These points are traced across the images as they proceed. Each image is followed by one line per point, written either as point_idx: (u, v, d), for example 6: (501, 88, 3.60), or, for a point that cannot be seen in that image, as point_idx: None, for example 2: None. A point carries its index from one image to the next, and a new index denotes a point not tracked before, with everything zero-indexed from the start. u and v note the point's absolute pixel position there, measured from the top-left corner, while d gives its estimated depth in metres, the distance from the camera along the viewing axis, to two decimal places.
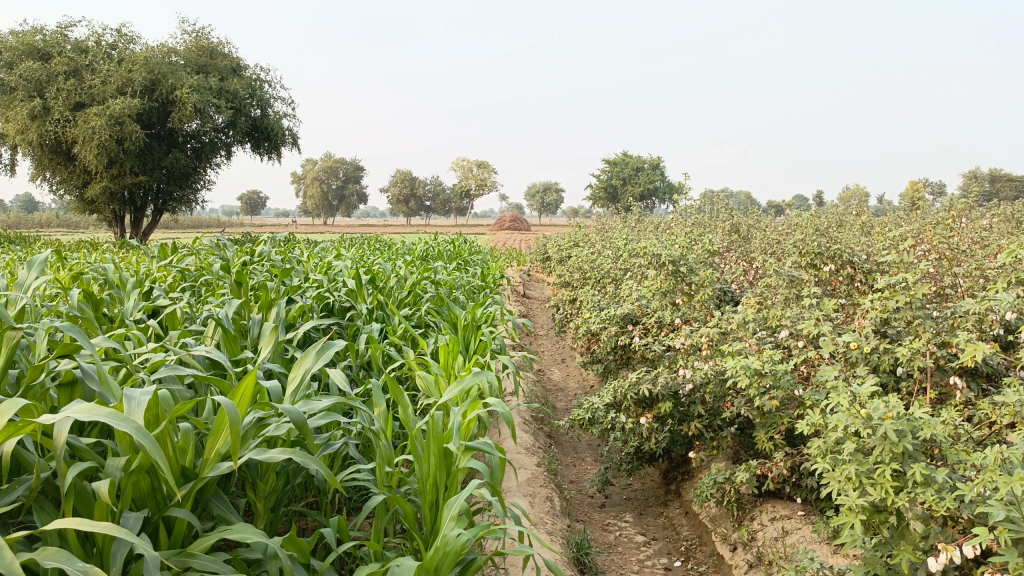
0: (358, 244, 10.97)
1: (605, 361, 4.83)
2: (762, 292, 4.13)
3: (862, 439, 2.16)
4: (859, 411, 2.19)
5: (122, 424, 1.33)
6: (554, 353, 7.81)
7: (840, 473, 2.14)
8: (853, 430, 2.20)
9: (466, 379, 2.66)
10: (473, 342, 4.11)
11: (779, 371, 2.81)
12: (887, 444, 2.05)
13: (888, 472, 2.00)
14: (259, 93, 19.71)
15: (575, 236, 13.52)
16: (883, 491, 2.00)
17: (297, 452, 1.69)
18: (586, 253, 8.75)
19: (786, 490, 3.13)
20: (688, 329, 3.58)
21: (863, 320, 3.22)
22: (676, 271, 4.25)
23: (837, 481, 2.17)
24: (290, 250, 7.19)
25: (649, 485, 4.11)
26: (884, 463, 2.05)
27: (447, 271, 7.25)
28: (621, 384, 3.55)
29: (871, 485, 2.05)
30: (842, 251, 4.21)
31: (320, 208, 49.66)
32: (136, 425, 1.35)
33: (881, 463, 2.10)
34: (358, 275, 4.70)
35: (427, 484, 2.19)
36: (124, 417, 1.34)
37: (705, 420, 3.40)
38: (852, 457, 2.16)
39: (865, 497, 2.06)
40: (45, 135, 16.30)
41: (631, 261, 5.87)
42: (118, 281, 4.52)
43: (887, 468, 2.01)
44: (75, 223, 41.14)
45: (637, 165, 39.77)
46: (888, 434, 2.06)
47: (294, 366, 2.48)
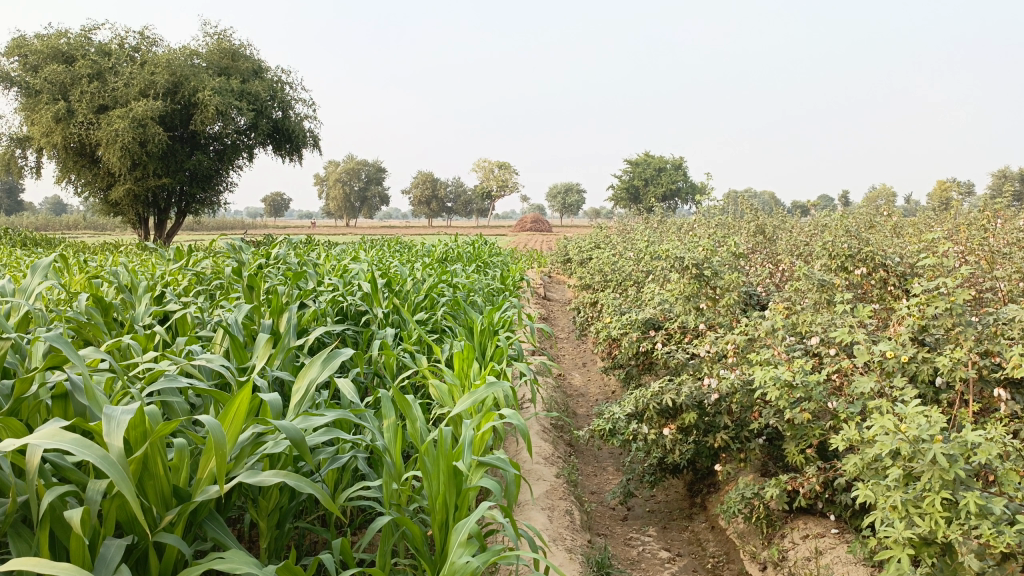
0: (378, 246, 10.89)
1: (626, 366, 4.69)
2: (790, 297, 3.96)
3: (907, 463, 2.01)
4: (901, 431, 2.04)
5: (85, 453, 1.22)
6: (575, 357, 7.67)
7: (885, 501, 2.00)
8: (895, 450, 2.05)
9: (479, 390, 2.53)
10: (491, 348, 3.99)
11: (812, 383, 2.65)
12: (936, 470, 1.90)
13: (938, 502, 1.87)
14: (281, 95, 19.76)
15: (596, 237, 13.36)
16: (933, 523, 1.89)
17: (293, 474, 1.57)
18: (607, 255, 8.60)
19: (819, 507, 2.97)
20: (713, 336, 3.43)
21: (899, 327, 3.05)
22: (700, 274, 4.09)
23: (881, 510, 2.04)
24: (308, 253, 7.12)
25: (673, 497, 3.96)
26: (933, 491, 1.90)
27: (465, 274, 7.14)
28: (643, 393, 3.40)
29: (919, 516, 1.93)
30: (875, 254, 4.04)
31: (342, 210, 49.86)
32: (103, 453, 1.25)
33: (928, 489, 1.95)
34: (373, 279, 4.59)
35: (436, 503, 2.07)
36: (89, 445, 1.24)
37: (732, 431, 3.24)
38: (897, 484, 2.01)
39: (912, 529, 1.94)
40: (70, 139, 16.45)
41: (654, 264, 5.72)
42: (130, 285, 4.45)
43: (937, 498, 1.87)
44: (101, 226, 41.67)
45: (659, 166, 39.46)
46: (937, 459, 1.91)
47: (299, 377, 2.37)
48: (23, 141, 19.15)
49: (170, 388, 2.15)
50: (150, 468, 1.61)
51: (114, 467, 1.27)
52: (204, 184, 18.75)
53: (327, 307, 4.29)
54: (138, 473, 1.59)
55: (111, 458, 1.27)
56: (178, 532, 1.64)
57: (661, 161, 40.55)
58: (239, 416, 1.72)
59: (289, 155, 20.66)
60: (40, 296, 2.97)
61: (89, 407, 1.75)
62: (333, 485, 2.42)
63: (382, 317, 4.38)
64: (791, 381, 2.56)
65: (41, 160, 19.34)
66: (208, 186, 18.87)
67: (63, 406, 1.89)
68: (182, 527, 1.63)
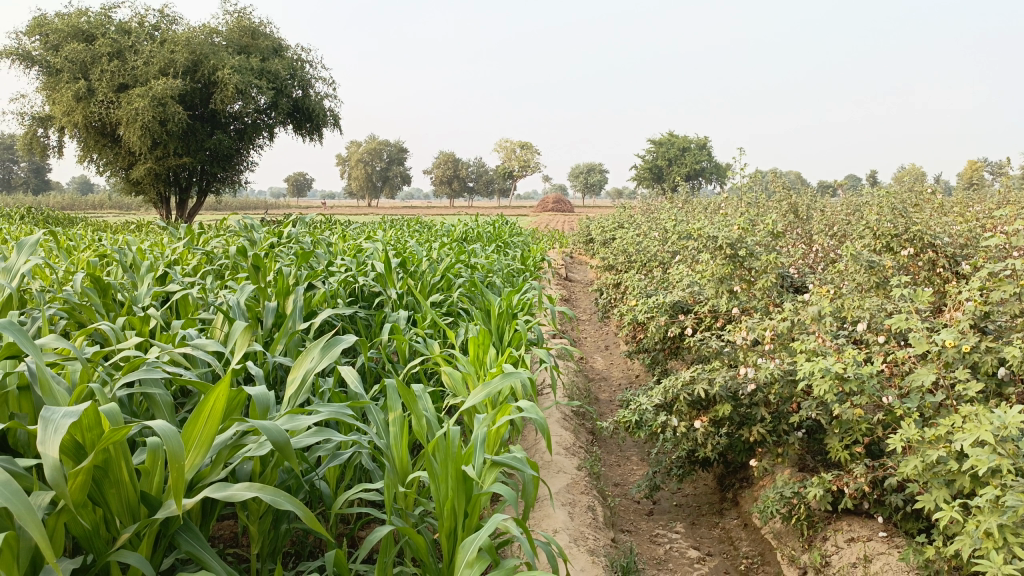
0: (396, 225, 10.69)
1: (652, 351, 4.43)
2: (832, 279, 3.68)
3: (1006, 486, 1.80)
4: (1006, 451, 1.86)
5: None
6: (597, 340, 7.43)
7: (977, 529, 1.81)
8: (987, 465, 1.80)
9: (493, 381, 2.30)
10: (509, 333, 3.75)
11: (865, 376, 2.39)
12: None
13: None
14: (301, 73, 19.56)
15: (620, 217, 13.06)
16: None
17: (267, 486, 1.33)
18: (631, 235, 8.33)
19: (865, 507, 2.72)
20: (750, 322, 3.16)
21: (958, 313, 2.77)
22: (734, 254, 3.81)
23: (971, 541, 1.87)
24: (322, 232, 6.91)
25: (702, 491, 3.73)
26: None
27: (485, 255, 6.90)
28: (672, 382, 3.14)
29: (1018, 547, 1.69)
30: (924, 234, 3.75)
31: (364, 190, 49.74)
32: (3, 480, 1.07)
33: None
34: (385, 258, 4.36)
35: (444, 510, 1.85)
36: None
37: (769, 424, 2.98)
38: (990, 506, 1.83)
39: (1009, 562, 1.70)
40: (91, 118, 16.38)
41: (681, 244, 5.44)
42: (132, 264, 4.26)
43: None
44: (124, 205, 42.04)
45: (683, 145, 38.85)
46: None
47: (294, 366, 2.14)
48: (46, 120, 19.13)
49: (149, 379, 1.94)
50: (111, 474, 1.41)
51: (19, 494, 1.08)
52: (224, 163, 18.61)
53: (337, 288, 4.08)
54: (94, 481, 1.39)
55: (16, 484, 1.09)
56: (143, 548, 1.45)
57: (685, 140, 39.94)
58: (213, 418, 1.50)
59: (308, 134, 20.47)
60: (25, 276, 2.78)
61: (48, 401, 1.56)
62: (335, 480, 2.21)
63: (396, 299, 4.15)
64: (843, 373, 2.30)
65: (64, 140, 19.34)
66: (228, 165, 18.75)
67: (27, 399, 1.71)
68: (147, 542, 1.45)
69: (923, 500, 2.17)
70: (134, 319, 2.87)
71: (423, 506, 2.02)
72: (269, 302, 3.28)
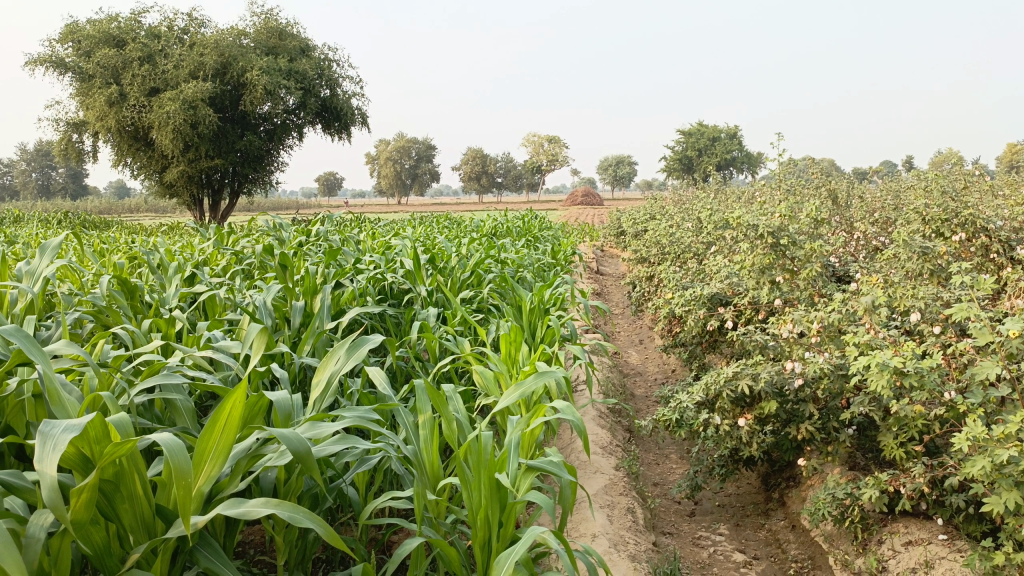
0: (425, 222, 10.63)
1: (690, 346, 4.29)
2: (880, 267, 3.51)
3: None
4: None
5: None
6: (631, 335, 7.29)
7: None
8: None
9: (527, 380, 2.19)
10: (542, 329, 3.64)
11: (925, 370, 2.24)
12: None
13: None
14: (329, 72, 19.59)
15: (652, 208, 12.88)
16: None
17: (283, 503, 1.24)
18: (663, 227, 8.17)
19: (924, 508, 2.56)
20: (795, 313, 3.01)
21: (1022, 301, 2.59)
22: (776, 243, 3.65)
23: None
24: (350, 229, 6.85)
25: (746, 490, 3.59)
26: None
27: (515, 249, 6.79)
28: (714, 378, 3.00)
29: None
30: (976, 218, 3.58)
31: (393, 188, 49.91)
32: None
33: None
34: (415, 255, 4.27)
35: (478, 519, 1.75)
36: None
37: (818, 421, 2.84)
38: None
39: None
40: (123, 122, 16.58)
41: (718, 234, 5.27)
42: (160, 266, 4.22)
43: None
44: (158, 207, 42.63)
45: (714, 135, 38.37)
46: None
47: (319, 367, 2.03)
48: (80, 125, 19.41)
49: (169, 384, 1.86)
50: (122, 489, 1.33)
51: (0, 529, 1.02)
52: (255, 164, 18.73)
53: (365, 286, 4.00)
54: (105, 497, 1.31)
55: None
56: (158, 566, 1.37)
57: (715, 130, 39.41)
58: (230, 429, 1.41)
59: (337, 133, 20.53)
60: (47, 279, 2.72)
61: (58, 410, 1.48)
62: (365, 484, 2.13)
63: (425, 296, 4.06)
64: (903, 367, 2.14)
65: (98, 145, 19.63)
66: (259, 166, 18.86)
67: (39, 409, 1.65)
68: (163, 560, 1.37)
69: (991, 503, 2.03)
70: (159, 321, 2.81)
71: (455, 514, 1.92)
72: (296, 302, 3.20)
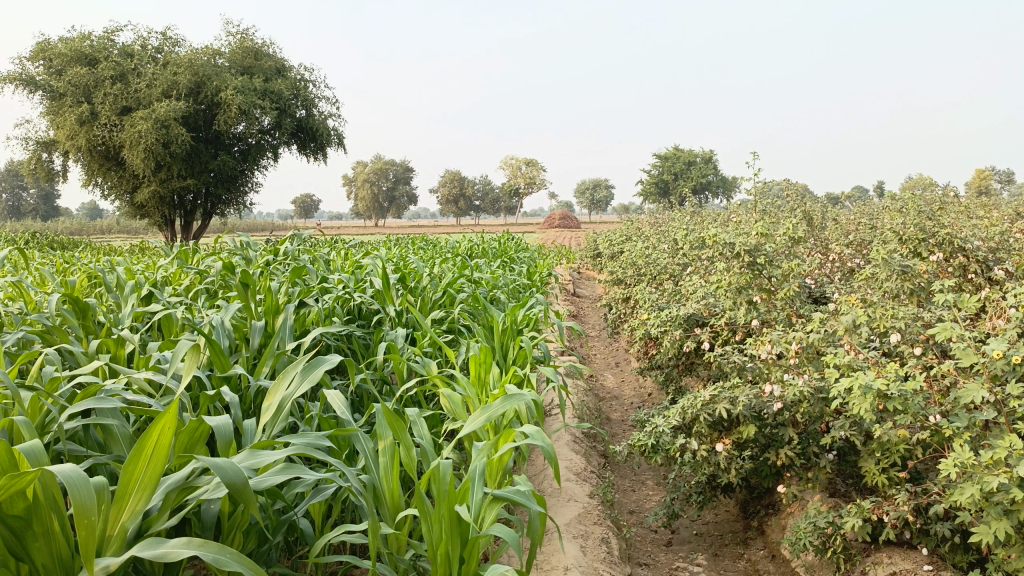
0: (400, 243, 10.51)
1: (666, 368, 4.19)
2: (859, 287, 3.44)
3: None
4: None
5: None
6: (607, 357, 7.20)
7: None
8: None
9: (494, 404, 2.05)
10: (514, 351, 3.52)
11: (909, 393, 2.14)
12: None
13: None
14: (305, 93, 19.49)
15: (628, 230, 12.86)
16: None
17: (210, 541, 1.11)
18: (639, 248, 8.12)
19: (908, 537, 2.47)
20: (773, 334, 2.92)
21: (1005, 321, 2.52)
22: (753, 262, 3.57)
23: None
24: (321, 249, 6.71)
25: (724, 517, 3.48)
26: None
27: (490, 270, 6.69)
28: (691, 401, 2.89)
29: None
30: (953, 238, 3.53)
31: (370, 210, 49.72)
32: None
33: None
34: (384, 274, 4.14)
35: (437, 554, 1.64)
36: None
37: (798, 446, 2.74)
38: None
39: None
40: (94, 141, 16.31)
41: (694, 255, 5.21)
42: (117, 284, 4.04)
43: None
44: (130, 228, 42.07)
45: (689, 159, 38.71)
46: None
47: (271, 389, 1.90)
48: (50, 144, 19.09)
49: (106, 409, 1.73)
50: (36, 524, 1.19)
51: None
52: (229, 184, 18.52)
53: (332, 306, 3.86)
54: (14, 533, 1.17)
55: None
56: None
57: (690, 155, 39.80)
58: (157, 459, 1.28)
59: (313, 153, 20.38)
60: None
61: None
62: (321, 516, 1.99)
63: (394, 316, 3.93)
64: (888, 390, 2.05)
65: (68, 164, 19.31)
66: (233, 187, 18.64)
67: None
68: None
69: (979, 533, 1.93)
70: (108, 341, 2.66)
71: (415, 549, 1.80)
72: (256, 322, 3.05)
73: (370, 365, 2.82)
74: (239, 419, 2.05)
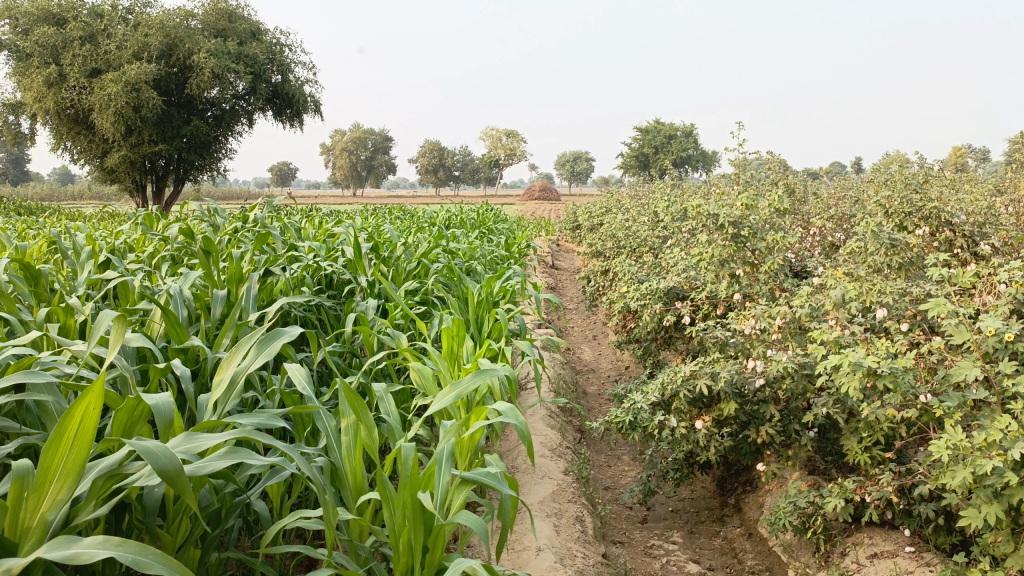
0: (376, 212, 10.30)
1: (645, 342, 4.10)
2: (844, 261, 3.35)
3: None
4: None
5: None
6: (585, 329, 7.12)
7: None
8: None
9: (464, 380, 1.92)
10: (488, 323, 3.41)
11: (899, 371, 2.06)
12: None
13: None
14: (281, 58, 19.03)
15: (608, 202, 12.74)
16: None
17: (128, 546, 1.00)
18: (619, 220, 8.01)
19: (890, 518, 2.40)
20: (757, 309, 2.82)
21: (997, 298, 2.44)
22: (737, 234, 3.45)
23: None
24: (294, 217, 6.52)
25: (701, 494, 3.41)
26: None
27: (467, 241, 6.54)
28: (671, 377, 2.79)
29: None
30: (939, 211, 3.45)
31: (348, 179, 49.15)
32: None
33: None
34: (356, 242, 3.99)
35: (399, 542, 1.55)
36: None
37: (779, 424, 2.65)
38: None
39: None
40: (62, 103, 15.83)
41: (675, 226, 5.10)
42: (72, 250, 3.85)
43: None
44: (102, 194, 41.25)
45: (670, 133, 38.55)
46: None
47: (223, 364, 1.77)
48: (16, 106, 18.53)
49: (39, 384, 1.59)
50: None
51: None
52: (202, 150, 18.12)
53: (300, 275, 3.70)
54: None
55: None
56: None
57: (671, 128, 39.65)
58: (81, 442, 1.15)
59: (289, 120, 19.97)
60: None
61: None
62: (279, 496, 1.88)
63: (365, 286, 3.80)
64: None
65: (34, 127, 18.77)
66: (207, 153, 18.23)
67: None
68: None
69: (968, 517, 1.86)
70: (56, 310, 2.49)
71: (377, 535, 1.69)
72: (216, 291, 2.89)
73: (336, 338, 2.67)
74: (191, 394, 1.93)
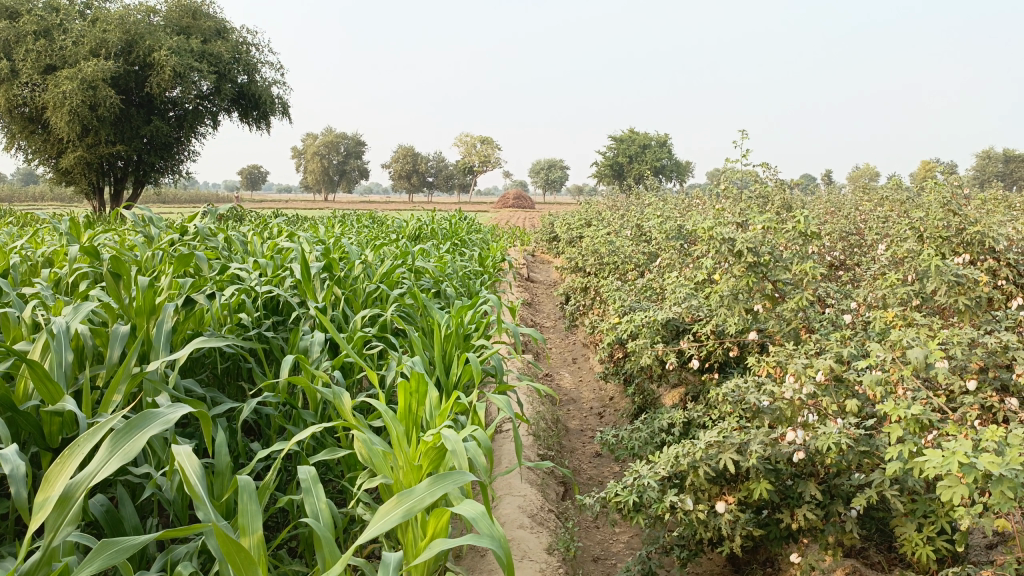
0: (343, 221, 9.63)
1: (639, 381, 3.56)
2: (879, 296, 2.83)
3: None
4: None
5: None
6: (564, 352, 6.60)
7: None
8: None
9: (417, 488, 1.37)
10: (457, 365, 2.83)
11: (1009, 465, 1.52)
12: None
13: None
14: (247, 57, 18.25)
15: (586, 213, 12.25)
16: None
17: None
18: (601, 234, 7.48)
19: None
20: (793, 362, 2.28)
21: None
22: (756, 263, 2.92)
23: None
24: (247, 228, 5.88)
25: (707, 567, 2.87)
26: None
27: (437, 255, 5.97)
28: (687, 446, 2.24)
29: None
30: (983, 237, 2.95)
31: (319, 184, 48.19)
32: None
33: None
34: (305, 261, 3.39)
35: None
36: None
37: (821, 505, 2.12)
38: None
39: None
40: (13, 101, 14.97)
41: (669, 245, 4.57)
42: None
43: None
44: (63, 197, 39.96)
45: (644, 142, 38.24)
46: None
47: (54, 474, 1.22)
48: None
49: None
50: None
51: None
52: (163, 152, 17.31)
53: (235, 301, 3.10)
54: None
55: None
56: None
57: (647, 138, 39.38)
58: None
59: (256, 123, 19.23)
60: None
61: None
62: None
63: (313, 315, 3.21)
64: (999, 473, 1.42)
65: None
66: (168, 155, 17.39)
67: None
68: None
69: None
70: None
71: None
72: (116, 328, 2.28)
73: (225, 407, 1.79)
74: (24, 502, 1.35)
